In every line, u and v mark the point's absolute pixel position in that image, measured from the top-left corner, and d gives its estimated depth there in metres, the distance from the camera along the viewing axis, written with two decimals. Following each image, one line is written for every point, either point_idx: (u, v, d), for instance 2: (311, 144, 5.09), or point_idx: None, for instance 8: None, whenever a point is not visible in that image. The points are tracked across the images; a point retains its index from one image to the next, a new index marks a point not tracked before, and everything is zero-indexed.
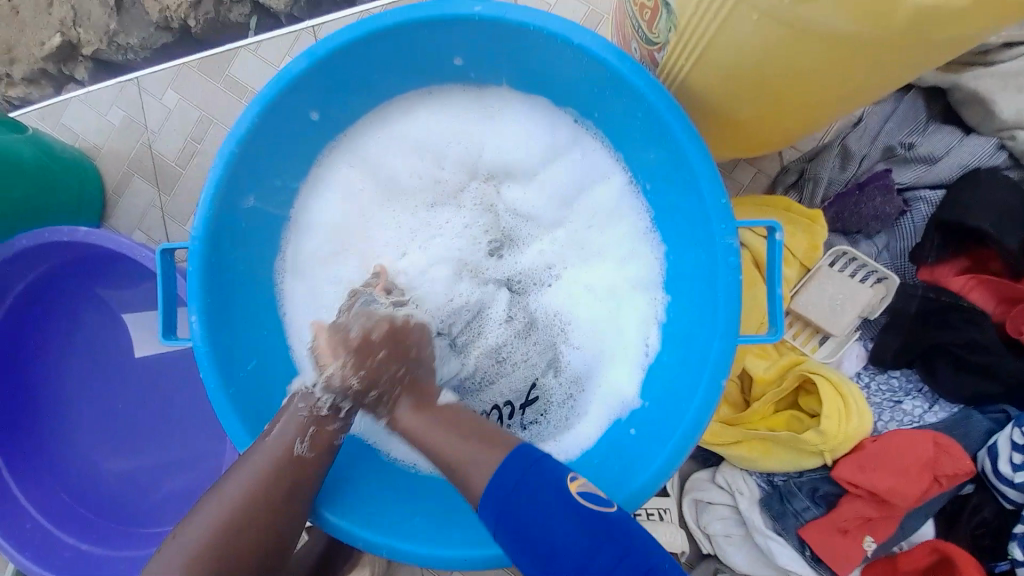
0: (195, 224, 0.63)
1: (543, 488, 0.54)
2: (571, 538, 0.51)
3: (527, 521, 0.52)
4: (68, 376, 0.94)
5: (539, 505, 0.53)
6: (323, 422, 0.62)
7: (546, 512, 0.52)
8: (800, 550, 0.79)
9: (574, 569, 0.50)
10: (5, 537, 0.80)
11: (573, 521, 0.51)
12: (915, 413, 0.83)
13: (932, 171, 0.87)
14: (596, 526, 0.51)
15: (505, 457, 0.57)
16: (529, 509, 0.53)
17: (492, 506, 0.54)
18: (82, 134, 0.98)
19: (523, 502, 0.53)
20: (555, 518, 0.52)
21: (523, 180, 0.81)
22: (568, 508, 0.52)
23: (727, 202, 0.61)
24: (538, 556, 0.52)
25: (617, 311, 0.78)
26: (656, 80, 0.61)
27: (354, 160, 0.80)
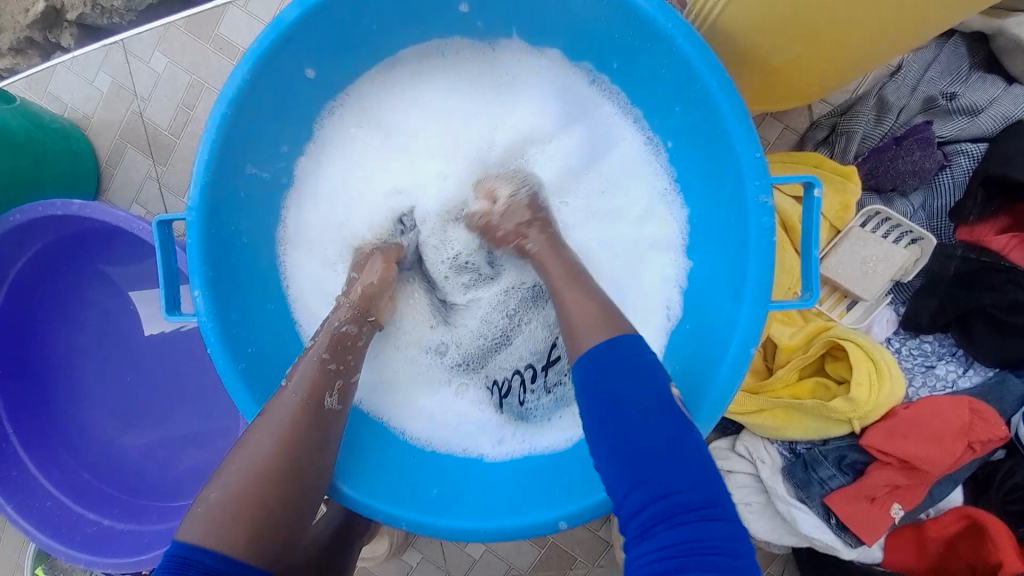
0: (194, 196, 0.60)
1: (640, 379, 0.48)
2: (650, 424, 0.46)
3: (617, 393, 0.48)
4: (76, 353, 0.92)
5: (633, 382, 0.48)
6: (348, 374, 0.62)
7: (642, 403, 0.47)
8: (825, 518, 0.77)
9: (637, 458, 0.45)
10: (25, 515, 0.80)
11: (659, 420, 0.46)
12: (948, 378, 0.80)
13: (975, 124, 0.81)
14: (677, 431, 0.46)
15: (615, 339, 0.51)
16: (624, 381, 0.48)
17: (591, 366, 0.50)
18: (70, 104, 0.94)
19: (621, 371, 0.48)
20: (649, 408, 0.46)
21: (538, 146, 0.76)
22: (662, 406, 0.47)
23: (761, 157, 0.56)
24: (608, 424, 0.47)
25: (642, 272, 0.74)
26: (683, 22, 0.56)
27: (360, 121, 0.75)
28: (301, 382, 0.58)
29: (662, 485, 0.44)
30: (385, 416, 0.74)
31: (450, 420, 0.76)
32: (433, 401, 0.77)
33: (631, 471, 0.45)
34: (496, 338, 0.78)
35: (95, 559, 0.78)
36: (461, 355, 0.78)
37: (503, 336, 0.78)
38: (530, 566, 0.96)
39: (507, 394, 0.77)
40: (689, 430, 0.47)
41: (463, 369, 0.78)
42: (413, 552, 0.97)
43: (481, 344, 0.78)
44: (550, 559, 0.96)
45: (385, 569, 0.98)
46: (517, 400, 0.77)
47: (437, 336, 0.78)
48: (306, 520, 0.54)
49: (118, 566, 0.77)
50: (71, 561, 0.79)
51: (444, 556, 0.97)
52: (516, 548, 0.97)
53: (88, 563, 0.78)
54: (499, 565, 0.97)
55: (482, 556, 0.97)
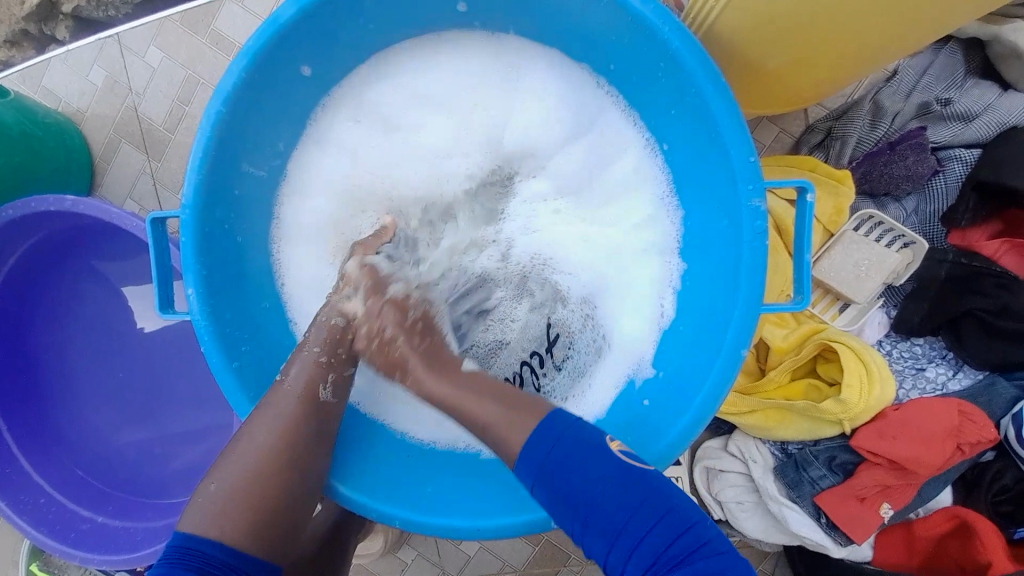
0: (188, 194, 0.60)
1: (585, 450, 0.49)
2: (611, 491, 0.47)
3: (570, 473, 0.48)
4: (68, 350, 0.92)
5: (579, 459, 0.49)
6: (340, 368, 0.63)
7: (598, 472, 0.48)
8: (816, 517, 0.78)
9: (620, 527, 0.46)
10: (19, 513, 0.81)
11: (622, 479, 0.48)
12: (938, 381, 0.81)
13: (967, 130, 0.81)
14: (636, 484, 0.48)
15: (542, 422, 0.52)
16: (569, 464, 0.49)
17: (533, 455, 0.50)
18: (65, 99, 0.93)
19: (562, 456, 0.49)
20: (604, 472, 0.48)
21: (541, 155, 0.76)
22: (615, 465, 0.48)
23: (755, 161, 0.56)
24: (578, 507, 0.47)
25: (636, 267, 0.74)
26: (680, 25, 0.56)
27: (358, 115, 0.74)
28: (296, 381, 0.59)
29: (650, 542, 0.45)
30: (385, 417, 0.74)
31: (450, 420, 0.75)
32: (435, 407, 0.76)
33: (617, 541, 0.46)
34: (495, 339, 0.76)
35: (88, 556, 0.79)
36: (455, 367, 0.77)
37: (500, 339, 0.76)
38: (523, 563, 0.97)
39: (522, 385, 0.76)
40: (644, 475, 0.49)
41: None
42: (408, 549, 0.98)
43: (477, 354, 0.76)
44: (543, 556, 0.97)
45: (379, 566, 0.98)
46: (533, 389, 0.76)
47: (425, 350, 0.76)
48: (299, 516, 0.56)
49: (112, 564, 0.78)
50: (65, 558, 0.80)
51: (439, 553, 0.98)
52: (510, 546, 0.97)
53: (84, 561, 0.79)
54: (493, 562, 0.97)
55: (475, 554, 0.98)
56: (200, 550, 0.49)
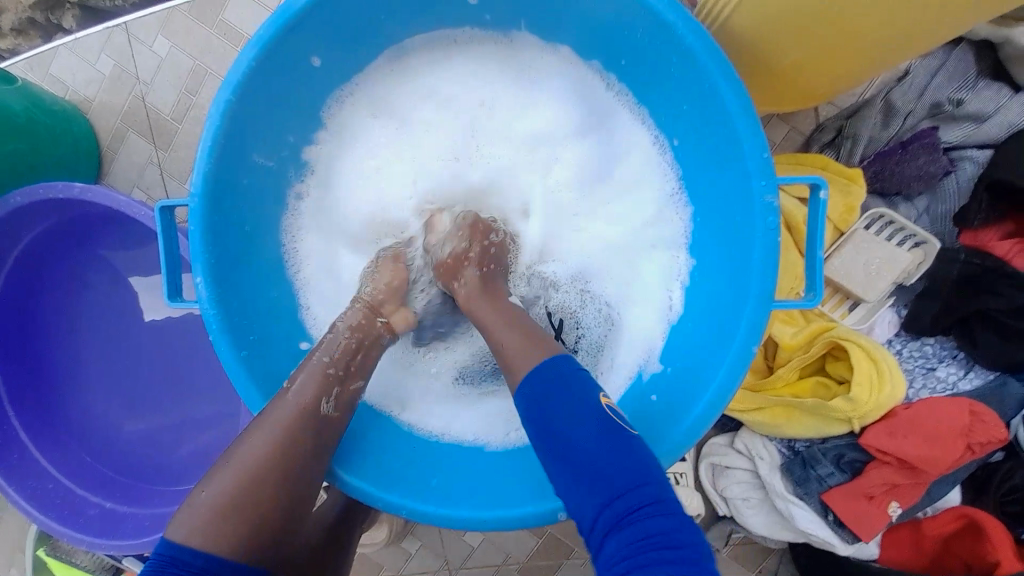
0: (195, 183, 0.59)
1: (573, 396, 0.50)
2: (590, 438, 0.47)
3: (551, 414, 0.50)
4: (75, 338, 0.92)
5: (568, 399, 0.50)
6: (346, 381, 0.61)
7: (577, 418, 0.48)
8: (823, 514, 0.78)
9: (584, 471, 0.46)
10: (29, 499, 0.82)
11: (598, 431, 0.48)
12: (949, 381, 0.80)
13: (980, 130, 0.80)
14: (616, 437, 0.47)
15: (546, 361, 0.54)
16: (552, 405, 0.50)
17: (527, 394, 0.52)
18: (72, 87, 0.93)
19: (551, 395, 0.51)
20: (580, 420, 0.48)
21: (549, 144, 0.75)
22: (596, 417, 0.48)
23: (769, 157, 0.55)
24: (552, 445, 0.49)
25: (640, 257, 0.75)
26: (695, 17, 0.55)
27: (376, 111, 0.75)
28: (303, 388, 0.59)
29: (607, 492, 0.45)
30: (393, 410, 0.74)
31: (458, 416, 0.75)
32: (445, 404, 0.77)
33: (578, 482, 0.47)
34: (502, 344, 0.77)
35: (96, 542, 0.80)
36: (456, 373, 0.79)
37: None
38: (527, 556, 0.98)
39: None
40: (629, 436, 0.48)
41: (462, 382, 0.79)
42: (412, 539, 0.98)
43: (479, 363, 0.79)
44: (547, 548, 0.97)
45: (384, 557, 0.99)
46: None
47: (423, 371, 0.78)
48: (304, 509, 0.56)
49: (120, 549, 0.78)
50: (73, 541, 0.81)
51: (443, 544, 0.98)
52: (514, 538, 0.98)
53: (91, 546, 0.79)
54: (497, 554, 0.98)
55: (479, 545, 0.98)
56: (183, 560, 0.47)
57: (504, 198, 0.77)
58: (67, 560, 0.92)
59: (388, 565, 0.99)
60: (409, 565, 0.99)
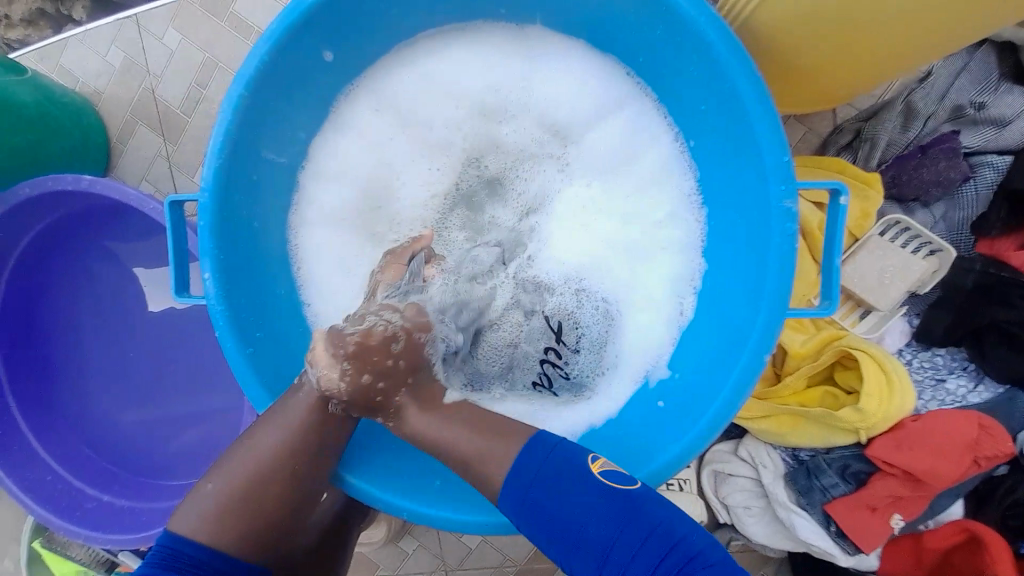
0: (206, 176, 0.59)
1: (567, 475, 0.50)
2: (594, 515, 0.48)
3: (550, 507, 0.50)
4: (79, 330, 0.92)
5: (563, 481, 0.50)
6: None
7: (581, 500, 0.49)
8: (825, 526, 0.77)
9: (604, 552, 0.47)
10: (24, 488, 0.81)
11: (605, 507, 0.48)
12: (958, 393, 0.80)
13: (1002, 135, 0.80)
14: (619, 508, 0.48)
15: (522, 447, 0.53)
16: (547, 495, 0.50)
17: (512, 487, 0.51)
18: (81, 78, 0.93)
19: (545, 477, 0.51)
20: (585, 496, 0.49)
21: (578, 134, 0.74)
22: (596, 491, 0.49)
23: (789, 162, 0.55)
24: (562, 538, 0.49)
25: (651, 259, 0.73)
26: (717, 18, 0.54)
27: (379, 105, 0.73)
28: (312, 391, 0.56)
29: (633, 563, 0.46)
30: None
31: None
32: None
33: (602, 562, 0.47)
34: (506, 341, 0.74)
35: (95, 535, 0.79)
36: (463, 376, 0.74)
37: (512, 338, 0.74)
38: (525, 558, 0.97)
39: (552, 381, 0.74)
40: (630, 497, 0.49)
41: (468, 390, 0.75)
42: (410, 539, 0.98)
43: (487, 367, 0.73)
44: None
45: (381, 555, 0.99)
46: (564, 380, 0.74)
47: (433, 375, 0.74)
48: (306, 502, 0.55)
49: (120, 543, 0.78)
50: (70, 535, 0.80)
51: (440, 544, 0.98)
52: (513, 541, 0.97)
53: (87, 539, 0.79)
54: (495, 556, 0.98)
55: (477, 547, 0.98)
56: (187, 553, 0.50)
57: (515, 197, 0.77)
58: (62, 553, 0.91)
59: (386, 564, 0.99)
60: (406, 564, 0.98)
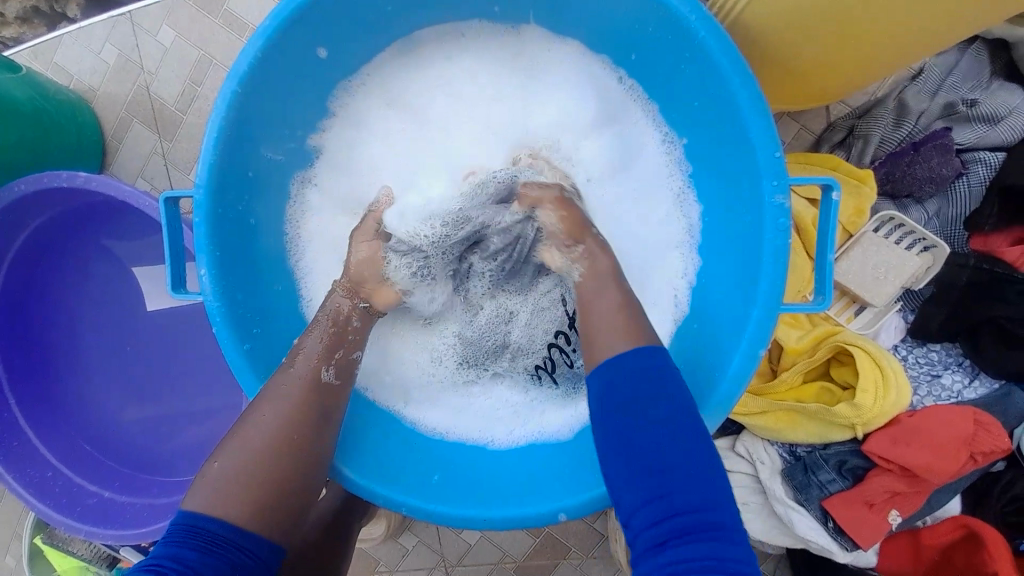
0: (201, 174, 0.59)
1: (663, 393, 0.47)
2: (666, 436, 0.45)
3: (635, 404, 0.47)
4: (77, 327, 0.92)
5: (654, 396, 0.47)
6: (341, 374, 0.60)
7: (663, 422, 0.46)
8: (823, 522, 0.77)
9: (657, 476, 0.44)
10: (25, 485, 0.81)
11: (680, 440, 0.46)
12: (953, 389, 0.80)
13: (993, 132, 0.79)
14: (697, 448, 0.46)
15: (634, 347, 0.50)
16: (639, 397, 0.47)
17: (613, 370, 0.49)
18: (76, 76, 0.93)
19: (641, 379, 0.48)
20: (667, 417, 0.46)
21: (571, 140, 0.74)
22: (680, 421, 0.46)
23: (781, 157, 0.55)
24: (627, 443, 0.46)
25: (656, 258, 0.72)
26: (709, 14, 0.54)
27: (391, 101, 0.74)
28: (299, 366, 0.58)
29: (672, 499, 0.43)
30: (398, 404, 0.74)
31: (467, 412, 0.75)
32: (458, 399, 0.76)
33: (647, 481, 0.45)
34: (496, 338, 0.75)
35: (94, 531, 0.80)
36: (463, 352, 0.75)
37: (501, 341, 0.75)
38: (524, 554, 0.97)
39: (553, 369, 0.75)
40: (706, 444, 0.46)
41: (467, 365, 0.76)
42: (409, 535, 0.98)
43: (483, 344, 0.75)
44: (544, 547, 0.97)
45: (381, 552, 0.99)
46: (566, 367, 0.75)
47: (431, 336, 0.76)
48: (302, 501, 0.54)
49: (117, 538, 0.78)
50: (71, 531, 0.80)
51: (439, 541, 0.98)
52: (512, 537, 0.98)
53: (88, 535, 0.80)
54: (494, 552, 0.98)
55: (477, 543, 0.98)
56: (201, 527, 0.45)
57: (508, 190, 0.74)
58: (63, 548, 0.92)
59: (385, 560, 0.99)
60: (405, 561, 0.98)
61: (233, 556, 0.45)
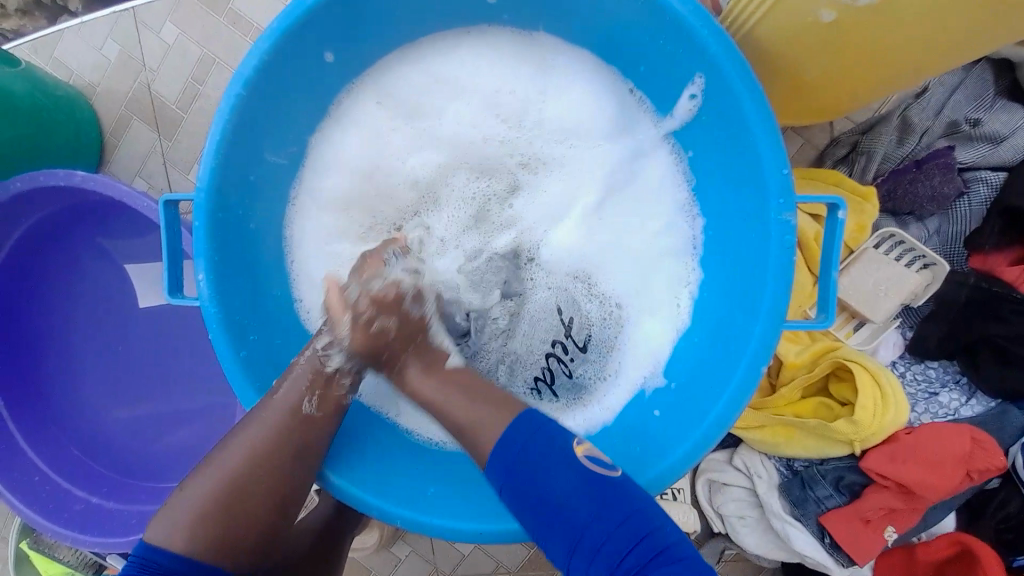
0: (203, 175, 0.58)
1: (552, 456, 0.51)
2: (576, 495, 0.48)
3: (534, 484, 0.50)
4: (69, 325, 0.90)
5: (548, 462, 0.50)
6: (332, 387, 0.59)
7: (565, 482, 0.49)
8: (819, 537, 0.77)
9: (582, 534, 0.47)
10: (8, 488, 0.79)
11: (586, 489, 0.48)
12: (950, 406, 0.81)
13: (996, 152, 0.80)
14: (603, 491, 0.48)
15: (510, 423, 0.54)
16: (533, 474, 0.50)
17: (500, 455, 0.52)
18: (76, 71, 0.92)
19: (533, 448, 0.51)
20: (562, 477, 0.49)
21: (575, 143, 0.73)
22: (577, 474, 0.49)
23: (788, 174, 0.55)
24: (543, 519, 0.49)
25: (649, 268, 0.72)
26: (721, 31, 0.55)
27: (382, 98, 0.72)
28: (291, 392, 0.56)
29: (606, 553, 0.46)
30: (390, 412, 0.73)
31: None
32: None
33: (576, 543, 0.47)
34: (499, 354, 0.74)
35: (79, 537, 0.78)
36: None
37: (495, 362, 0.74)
38: (519, 565, 0.97)
39: (554, 380, 0.74)
40: (613, 482, 0.49)
41: None
42: (402, 544, 0.97)
43: (478, 363, 0.73)
44: (538, 558, 0.97)
45: (374, 561, 0.97)
46: (566, 378, 0.74)
47: None
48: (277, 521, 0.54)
49: (106, 545, 0.76)
50: (58, 537, 0.78)
51: (432, 551, 0.97)
52: (507, 548, 0.97)
53: (75, 540, 0.78)
54: (487, 562, 0.97)
55: (471, 553, 0.97)
56: (154, 559, 0.48)
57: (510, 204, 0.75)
58: (49, 553, 0.89)
59: (377, 570, 0.97)
60: (398, 571, 0.97)
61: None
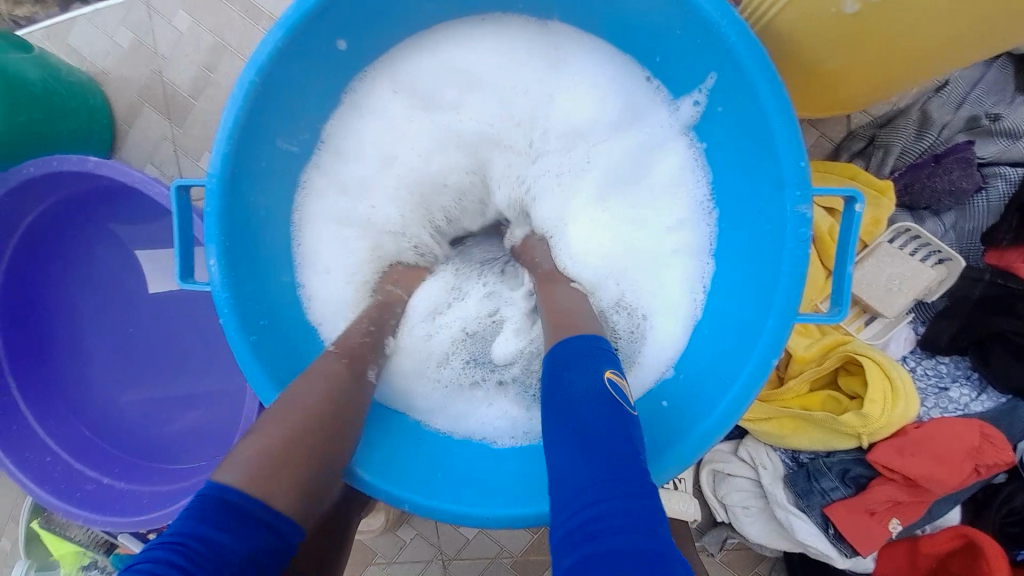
0: (216, 162, 0.58)
1: (588, 373, 0.52)
2: (584, 406, 0.49)
3: (562, 387, 0.52)
4: (82, 309, 0.92)
5: (579, 378, 0.52)
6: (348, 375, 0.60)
7: (585, 395, 0.50)
8: (823, 528, 0.78)
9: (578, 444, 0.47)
10: (23, 469, 0.81)
11: (602, 409, 0.49)
12: (961, 402, 0.80)
13: (1015, 147, 0.79)
14: (613, 418, 0.48)
15: (568, 337, 0.57)
16: (565, 378, 0.52)
17: (554, 361, 0.56)
18: (88, 57, 0.91)
19: (568, 365, 0.54)
20: (587, 391, 0.50)
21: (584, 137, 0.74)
22: (600, 392, 0.50)
23: (805, 167, 0.54)
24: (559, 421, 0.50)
25: (667, 265, 0.72)
26: (739, 18, 0.53)
27: (397, 86, 0.72)
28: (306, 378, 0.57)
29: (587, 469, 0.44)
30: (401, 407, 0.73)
31: (472, 412, 0.74)
32: (462, 403, 0.75)
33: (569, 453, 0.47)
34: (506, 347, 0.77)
35: (94, 517, 0.79)
36: (469, 352, 0.76)
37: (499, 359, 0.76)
38: (523, 550, 0.98)
39: None
40: (626, 417, 0.49)
41: (474, 365, 0.76)
42: (408, 528, 0.99)
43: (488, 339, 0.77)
44: (542, 542, 0.98)
45: (379, 543, 0.99)
46: None
47: (434, 344, 0.75)
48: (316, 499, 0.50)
49: (117, 524, 0.78)
50: (69, 516, 0.79)
51: (438, 534, 0.99)
52: (511, 533, 0.98)
53: (87, 521, 0.79)
54: (491, 546, 0.99)
55: (475, 537, 0.99)
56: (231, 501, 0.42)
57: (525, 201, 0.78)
58: (61, 533, 0.91)
59: (383, 552, 0.99)
60: (403, 554, 0.99)
61: (258, 532, 0.42)
